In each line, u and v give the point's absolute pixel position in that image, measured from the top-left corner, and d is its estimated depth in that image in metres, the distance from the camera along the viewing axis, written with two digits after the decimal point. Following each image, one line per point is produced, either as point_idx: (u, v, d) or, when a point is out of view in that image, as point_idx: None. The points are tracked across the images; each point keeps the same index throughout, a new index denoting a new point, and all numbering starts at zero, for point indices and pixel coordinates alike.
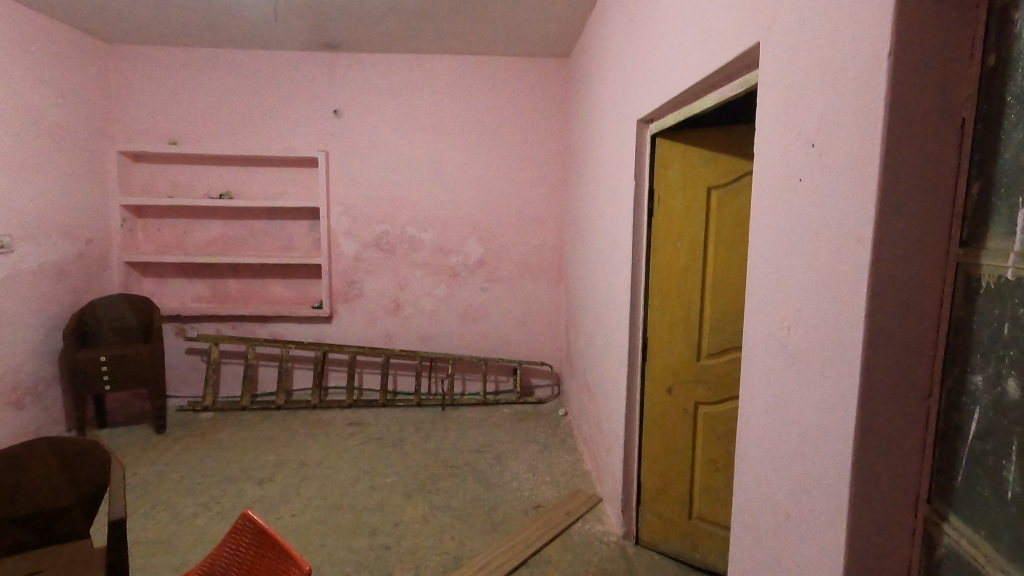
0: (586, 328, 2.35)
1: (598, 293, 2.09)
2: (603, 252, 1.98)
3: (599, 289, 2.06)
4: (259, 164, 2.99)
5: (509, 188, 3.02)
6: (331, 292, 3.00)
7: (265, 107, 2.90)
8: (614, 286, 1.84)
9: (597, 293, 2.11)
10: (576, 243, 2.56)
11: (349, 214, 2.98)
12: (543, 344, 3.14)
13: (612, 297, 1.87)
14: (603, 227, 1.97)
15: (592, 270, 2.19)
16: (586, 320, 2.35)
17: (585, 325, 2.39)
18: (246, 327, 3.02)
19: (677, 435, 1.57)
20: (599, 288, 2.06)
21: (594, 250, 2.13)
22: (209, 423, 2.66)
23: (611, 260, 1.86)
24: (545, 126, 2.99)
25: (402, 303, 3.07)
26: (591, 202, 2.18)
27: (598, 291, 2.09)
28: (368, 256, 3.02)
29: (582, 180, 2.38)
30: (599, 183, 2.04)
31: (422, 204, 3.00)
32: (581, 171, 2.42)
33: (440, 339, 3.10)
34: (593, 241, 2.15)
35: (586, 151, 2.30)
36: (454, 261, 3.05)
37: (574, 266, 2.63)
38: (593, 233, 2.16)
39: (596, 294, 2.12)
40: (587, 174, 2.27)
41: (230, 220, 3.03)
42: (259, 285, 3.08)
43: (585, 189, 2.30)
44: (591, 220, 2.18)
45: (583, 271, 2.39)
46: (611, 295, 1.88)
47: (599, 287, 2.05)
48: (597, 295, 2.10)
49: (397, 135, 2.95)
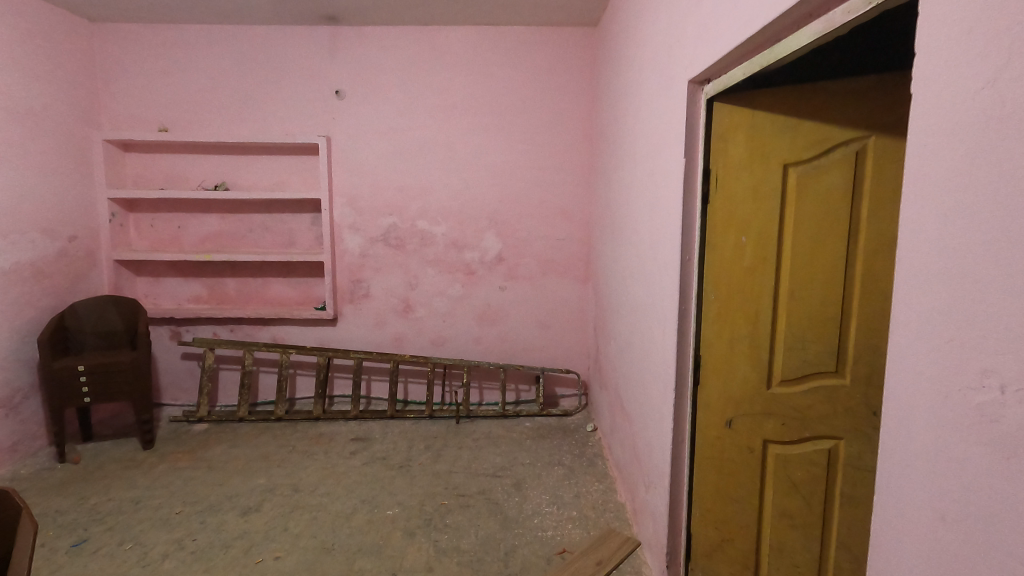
0: (620, 337, 2.03)
1: (634, 298, 1.76)
2: (641, 247, 1.65)
3: (636, 292, 1.73)
4: (257, 153, 2.73)
5: (531, 175, 2.69)
6: (335, 291, 2.73)
7: (262, 88, 2.63)
8: (654, 290, 1.52)
9: (632, 297, 1.79)
10: (607, 236, 2.23)
11: (354, 206, 2.70)
12: (569, 350, 2.82)
13: (652, 301, 1.55)
14: (641, 219, 1.65)
15: (627, 270, 1.86)
16: (620, 328, 2.03)
17: (618, 334, 2.07)
18: (246, 330, 2.78)
19: (740, 481, 1.24)
20: (636, 293, 1.74)
21: (630, 245, 1.80)
22: (202, 437, 2.43)
23: (652, 258, 1.53)
24: (571, 105, 2.65)
25: (412, 304, 2.78)
26: (626, 188, 1.85)
27: (634, 295, 1.77)
28: (375, 252, 2.74)
29: (616, 164, 2.04)
30: (636, 166, 1.71)
31: (434, 194, 2.70)
32: (614, 153, 2.08)
33: (455, 343, 2.81)
34: (629, 236, 1.82)
35: (620, 130, 1.96)
36: (470, 257, 2.75)
37: (606, 263, 2.30)
38: (628, 226, 1.82)
39: (632, 298, 1.80)
40: (621, 156, 1.94)
41: (227, 214, 2.79)
42: (260, 284, 2.83)
43: (619, 175, 1.97)
44: (626, 210, 1.86)
45: (616, 271, 2.07)
46: (651, 301, 1.56)
47: (636, 290, 1.73)
48: (634, 299, 1.78)
49: (406, 118, 2.66)
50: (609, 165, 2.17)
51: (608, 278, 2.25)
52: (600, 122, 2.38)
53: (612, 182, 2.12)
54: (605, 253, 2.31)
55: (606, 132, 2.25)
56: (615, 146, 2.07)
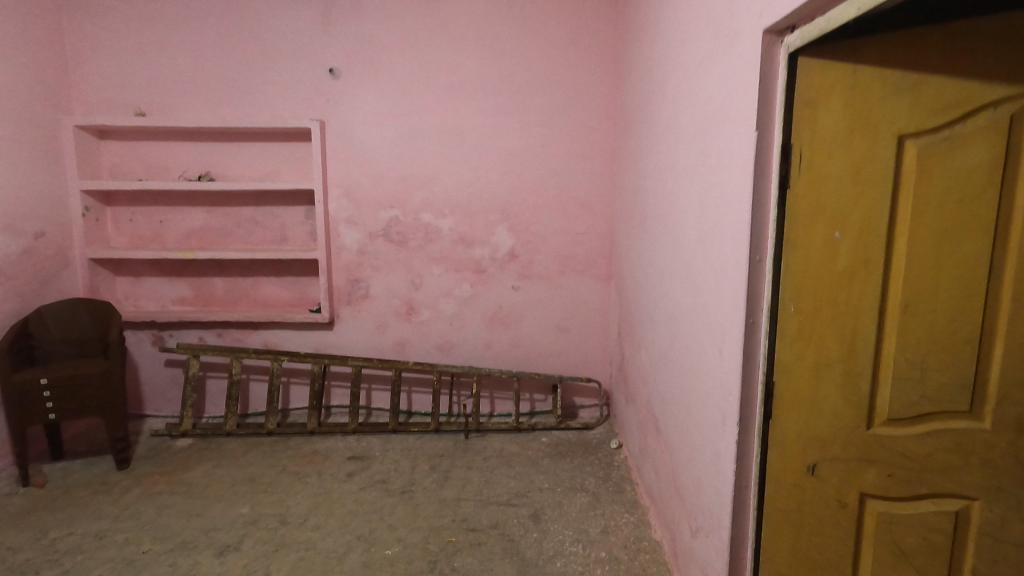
0: (654, 348, 1.76)
1: (675, 304, 1.49)
2: (686, 244, 1.38)
3: (678, 297, 1.46)
4: (244, 139, 2.47)
5: (547, 162, 2.42)
6: (331, 292, 2.48)
7: (247, 67, 2.36)
8: (705, 297, 1.24)
9: (672, 302, 1.52)
10: (637, 229, 1.96)
11: (351, 198, 2.44)
12: (589, 356, 2.55)
13: (701, 309, 1.28)
14: (686, 209, 1.37)
15: (664, 271, 1.59)
16: (654, 338, 1.76)
17: (651, 345, 1.80)
18: (234, 335, 2.54)
19: (826, 543, 0.98)
20: (678, 298, 1.46)
21: (670, 242, 1.53)
22: (184, 456, 2.20)
23: (702, 257, 1.26)
24: (592, 82, 2.37)
25: (416, 306, 2.52)
26: (664, 175, 1.58)
27: (675, 300, 1.50)
28: (375, 248, 2.48)
29: (649, 147, 1.76)
30: (679, 147, 1.43)
31: (440, 184, 2.44)
32: (646, 136, 1.81)
33: (463, 349, 2.55)
34: (667, 231, 1.55)
35: (655, 108, 1.69)
36: (479, 254, 2.48)
37: (635, 262, 2.03)
38: (667, 219, 1.55)
39: (672, 303, 1.53)
40: (657, 136, 1.67)
41: (213, 208, 2.54)
42: (249, 284, 2.59)
43: (653, 159, 1.70)
44: (664, 200, 1.58)
45: (649, 271, 1.79)
46: (699, 309, 1.29)
47: (678, 294, 1.46)
48: (674, 304, 1.51)
49: (409, 100, 2.39)
50: (640, 149, 1.90)
51: (638, 277, 1.98)
52: (627, 101, 2.10)
53: (643, 168, 1.84)
54: (633, 250, 2.04)
55: (635, 112, 1.98)
56: (647, 127, 1.79)
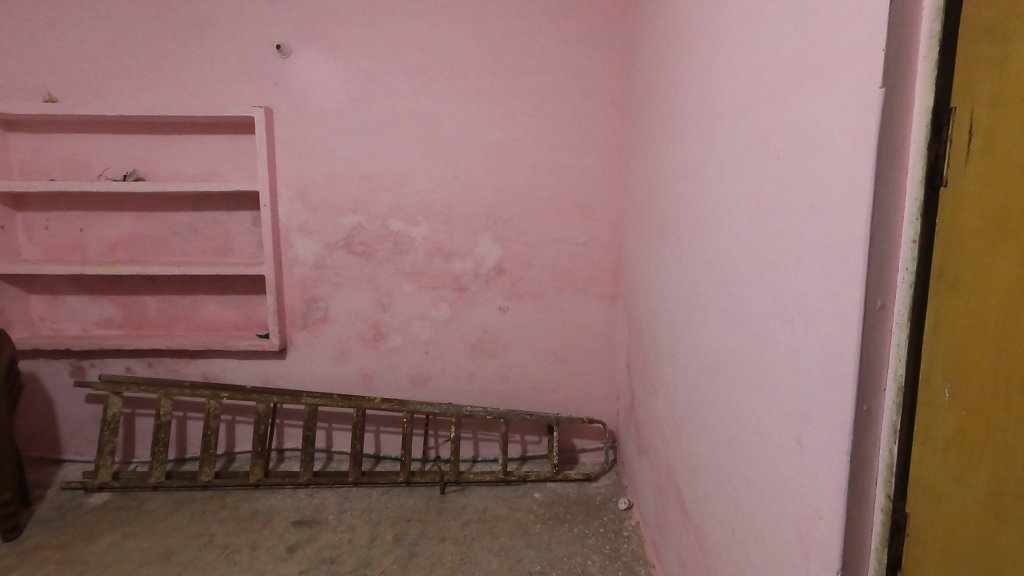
0: (680, 399, 1.34)
1: (714, 349, 1.07)
2: (732, 267, 0.96)
3: (719, 340, 1.04)
4: (178, 131, 2.05)
5: (541, 157, 2.01)
6: (281, 313, 2.07)
7: (179, 43, 1.95)
8: (769, 351, 0.83)
9: (710, 346, 1.10)
10: (656, 240, 1.54)
11: (306, 201, 2.03)
12: (591, 389, 2.14)
13: (759, 365, 0.86)
14: (731, 218, 0.96)
15: (697, 301, 1.17)
16: (680, 385, 1.35)
17: (675, 393, 1.38)
18: (168, 365, 2.13)
19: None
20: (718, 343, 1.04)
21: (705, 260, 1.11)
22: (94, 518, 1.80)
23: (761, 289, 0.85)
24: (595, 61, 1.96)
25: (384, 330, 2.11)
26: (697, 171, 1.16)
27: (713, 343, 1.08)
28: (334, 261, 2.06)
29: (673, 134, 1.35)
30: (721, 128, 1.01)
31: (412, 184, 2.03)
32: (667, 122, 1.40)
33: (441, 381, 2.14)
34: (702, 246, 1.13)
35: (682, 83, 1.28)
36: (460, 268, 2.07)
37: (652, 281, 1.62)
38: (701, 229, 1.13)
39: (708, 347, 1.11)
40: (684, 122, 1.25)
41: (144, 213, 2.13)
42: (188, 304, 2.18)
43: (680, 150, 1.29)
44: (696, 204, 1.16)
45: (673, 296, 1.38)
46: (756, 365, 0.87)
47: (720, 336, 1.03)
48: (712, 350, 1.09)
49: (374, 83, 1.98)
50: (659, 139, 1.49)
51: (657, 302, 1.56)
52: (642, 80, 1.68)
53: (664, 163, 1.44)
54: (650, 267, 1.63)
55: (652, 93, 1.57)
56: (670, 110, 1.38)
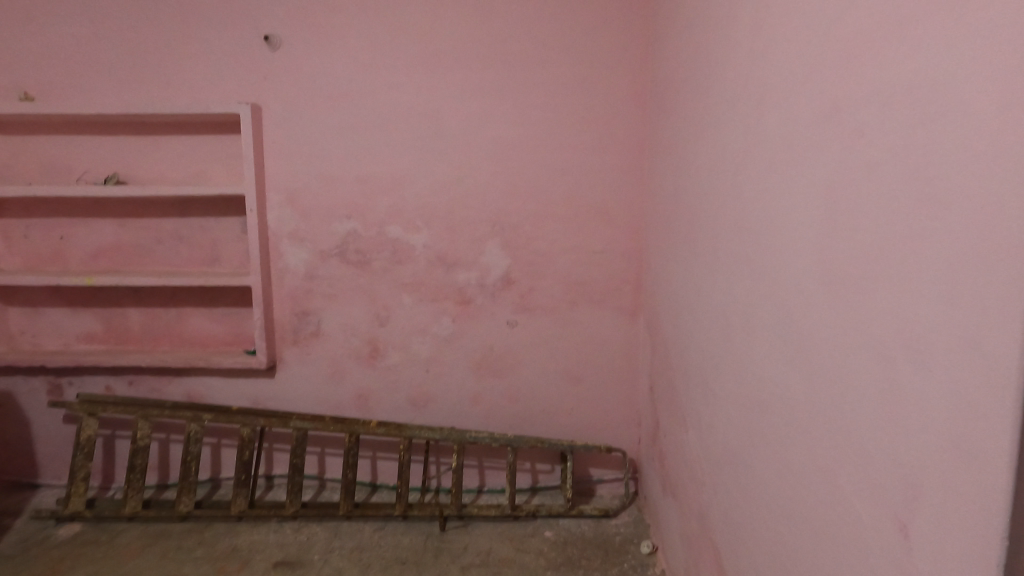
0: (721, 437, 1.13)
1: (780, 381, 0.85)
2: (814, 279, 0.74)
3: (788, 371, 0.82)
4: (162, 131, 1.90)
5: (554, 157, 1.82)
6: (270, 328, 1.90)
7: (161, 34, 1.80)
8: (875, 395, 0.61)
9: (771, 377, 0.88)
10: (695, 248, 1.33)
11: (297, 206, 1.87)
12: (609, 413, 1.92)
13: (858, 409, 0.64)
14: (813, 215, 0.74)
15: (757, 319, 0.95)
16: (722, 419, 1.13)
17: (714, 428, 1.17)
18: (150, 383, 1.97)
19: None
20: (787, 374, 0.82)
21: (769, 270, 0.89)
22: (60, 555, 1.64)
23: (861, 307, 0.63)
24: (614, 49, 1.77)
25: (381, 347, 1.92)
26: (757, 161, 0.94)
27: (777, 374, 0.86)
28: (327, 271, 1.89)
29: (719, 121, 1.14)
30: (800, 100, 0.79)
31: (412, 187, 1.85)
32: (711, 108, 1.19)
33: (443, 403, 1.94)
34: (765, 252, 0.91)
35: (731, 59, 1.07)
36: (464, 279, 1.88)
37: (685, 295, 1.41)
38: (765, 232, 0.91)
39: (771, 379, 0.89)
40: (736, 103, 1.04)
41: (127, 220, 1.98)
42: (173, 317, 2.02)
43: (730, 139, 1.07)
44: (757, 201, 0.94)
45: (718, 312, 1.16)
46: (851, 409, 0.65)
47: (791, 366, 0.81)
48: (775, 383, 0.87)
49: (372, 76, 1.81)
50: (699, 130, 1.28)
51: (692, 318, 1.35)
52: (674, 66, 1.48)
53: (706, 157, 1.23)
54: (684, 280, 1.42)
55: (687, 79, 1.37)
56: (713, 94, 1.17)
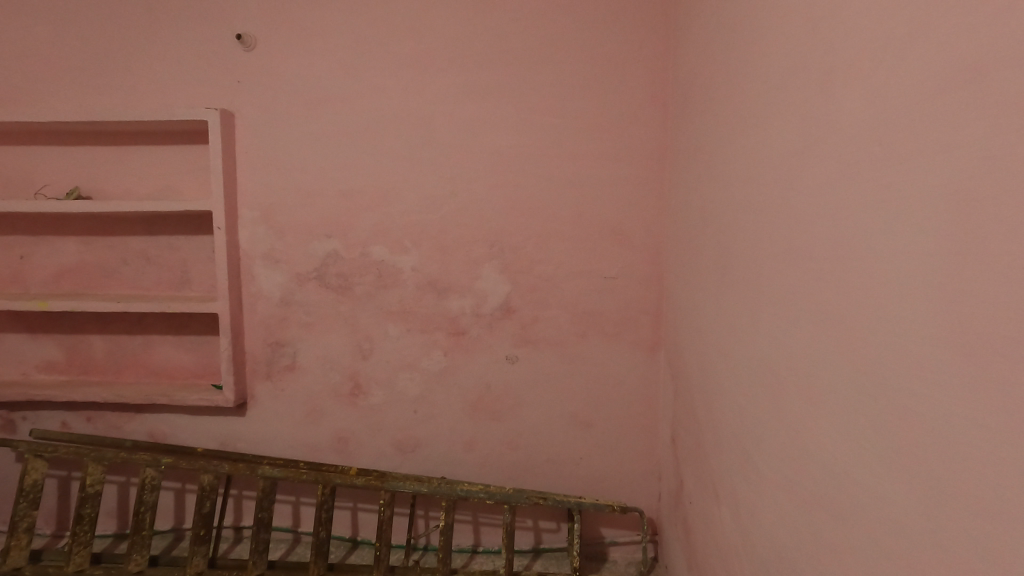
0: (777, 527, 0.87)
1: (891, 445, 0.59)
2: (979, 300, 0.48)
3: (905, 432, 0.57)
4: (130, 141, 1.73)
5: (560, 169, 1.59)
6: (239, 360, 1.69)
7: (127, 34, 1.63)
8: None
9: (870, 435, 0.63)
10: (731, 277, 1.07)
11: (271, 224, 1.66)
12: (624, 465, 1.66)
13: None
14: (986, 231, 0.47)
15: (838, 353, 0.69)
16: (777, 508, 0.87)
17: (765, 505, 0.91)
18: (110, 420, 1.77)
19: None
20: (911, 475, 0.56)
21: (865, 286, 0.63)
22: None
23: None
24: (630, 46, 1.54)
25: (363, 383, 1.70)
26: (848, 144, 0.68)
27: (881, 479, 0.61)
28: (304, 297, 1.68)
29: (768, 113, 0.89)
30: (938, 54, 0.52)
31: (400, 202, 1.63)
32: (757, 101, 0.94)
33: (433, 449, 1.70)
34: (859, 260, 0.65)
35: (795, 36, 0.82)
36: (457, 306, 1.65)
37: (718, 334, 1.15)
38: (859, 231, 0.65)
39: (870, 439, 0.63)
40: (805, 87, 0.78)
41: (92, 238, 1.80)
42: (137, 345, 1.82)
43: (790, 133, 0.82)
44: (845, 192, 0.68)
45: (766, 352, 0.90)
46: None
47: (918, 426, 0.55)
48: (879, 448, 0.61)
49: (356, 79, 1.61)
50: (740, 132, 1.03)
51: (727, 364, 1.09)
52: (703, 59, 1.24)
53: (751, 165, 0.98)
54: (717, 315, 1.16)
55: (720, 71, 1.12)
56: (761, 83, 0.93)
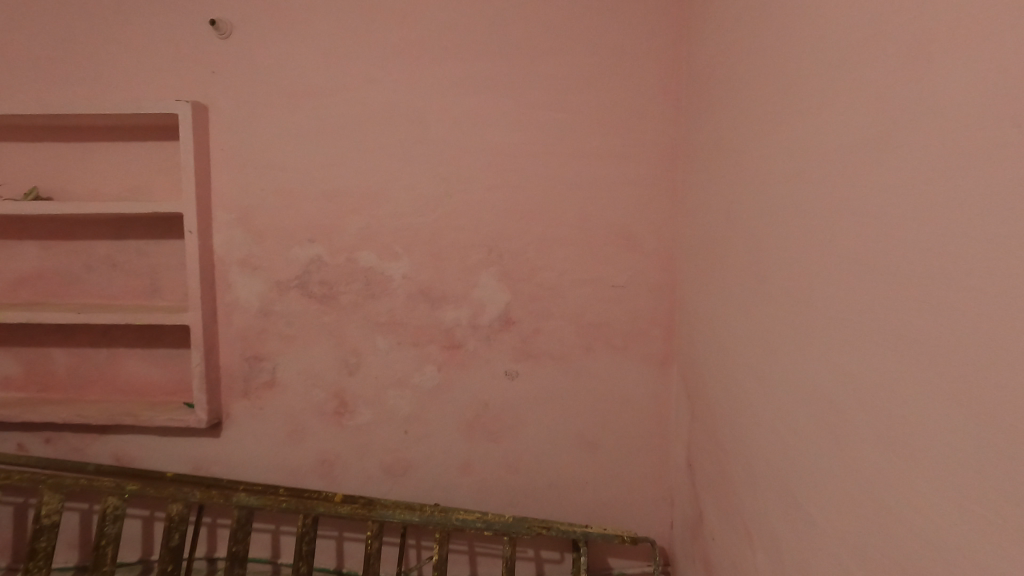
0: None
1: (977, 459, 0.49)
2: None
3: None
4: (95, 136, 1.59)
5: (564, 168, 1.46)
6: (213, 376, 1.54)
7: (92, 20, 1.49)
8: None
9: (959, 457, 0.52)
10: (762, 288, 0.95)
11: (249, 227, 1.52)
12: (633, 489, 1.53)
13: None
14: None
15: (901, 348, 0.59)
16: (829, 561, 0.74)
17: (801, 521, 0.81)
18: (72, 441, 1.62)
19: None
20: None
21: (962, 285, 0.51)
22: None
23: None
24: (640, 36, 1.42)
25: (349, 401, 1.56)
26: (917, 111, 0.57)
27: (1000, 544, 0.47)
28: (285, 307, 1.54)
29: (811, 98, 0.77)
30: None
31: (390, 204, 1.50)
32: (798, 86, 0.82)
33: (425, 472, 1.56)
34: (931, 241, 0.55)
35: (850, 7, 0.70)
36: (452, 317, 1.52)
37: (745, 351, 1.02)
38: (931, 207, 0.55)
39: (946, 449, 0.53)
40: (868, 65, 0.66)
41: (53, 243, 1.65)
42: (102, 359, 1.67)
43: (842, 118, 0.70)
44: (912, 166, 0.58)
45: (802, 352, 0.80)
46: None
47: (1012, 435, 0.45)
48: (995, 506, 0.48)
49: (342, 70, 1.48)
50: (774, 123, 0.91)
51: (757, 386, 0.97)
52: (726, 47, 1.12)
53: (790, 161, 0.85)
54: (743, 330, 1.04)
55: (746, 56, 1.00)
56: (803, 65, 0.81)
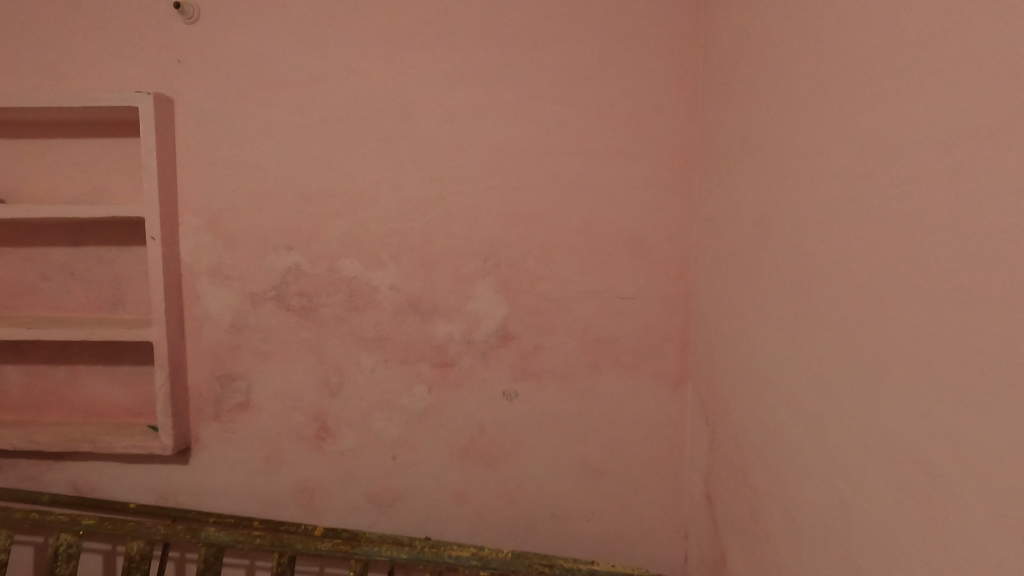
0: None
1: None
2: None
3: None
4: (49, 133, 1.44)
5: (567, 168, 1.33)
6: (179, 397, 1.40)
7: (42, 4, 1.34)
8: None
9: None
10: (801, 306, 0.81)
11: (219, 233, 1.38)
12: (644, 520, 1.39)
13: None
14: None
15: (953, 352, 0.50)
16: None
17: (824, 538, 0.74)
18: (25, 469, 1.47)
19: None
20: None
21: None
22: None
23: None
24: (651, 22, 1.28)
25: (330, 425, 1.41)
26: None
27: None
28: (259, 322, 1.40)
29: (872, 82, 0.64)
30: None
31: (375, 208, 1.36)
32: (854, 70, 0.68)
33: (415, 502, 1.42)
34: (995, 230, 0.46)
35: None
36: (444, 333, 1.38)
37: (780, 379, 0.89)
38: (998, 191, 0.45)
39: None
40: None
41: (5, 251, 1.50)
42: (59, 378, 1.52)
43: (917, 101, 0.56)
44: (979, 143, 0.48)
45: (839, 365, 0.70)
46: None
47: None
48: None
49: (321, 59, 1.33)
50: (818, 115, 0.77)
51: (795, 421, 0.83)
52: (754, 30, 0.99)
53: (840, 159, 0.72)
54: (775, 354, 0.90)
55: (781, 39, 0.87)
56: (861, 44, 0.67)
